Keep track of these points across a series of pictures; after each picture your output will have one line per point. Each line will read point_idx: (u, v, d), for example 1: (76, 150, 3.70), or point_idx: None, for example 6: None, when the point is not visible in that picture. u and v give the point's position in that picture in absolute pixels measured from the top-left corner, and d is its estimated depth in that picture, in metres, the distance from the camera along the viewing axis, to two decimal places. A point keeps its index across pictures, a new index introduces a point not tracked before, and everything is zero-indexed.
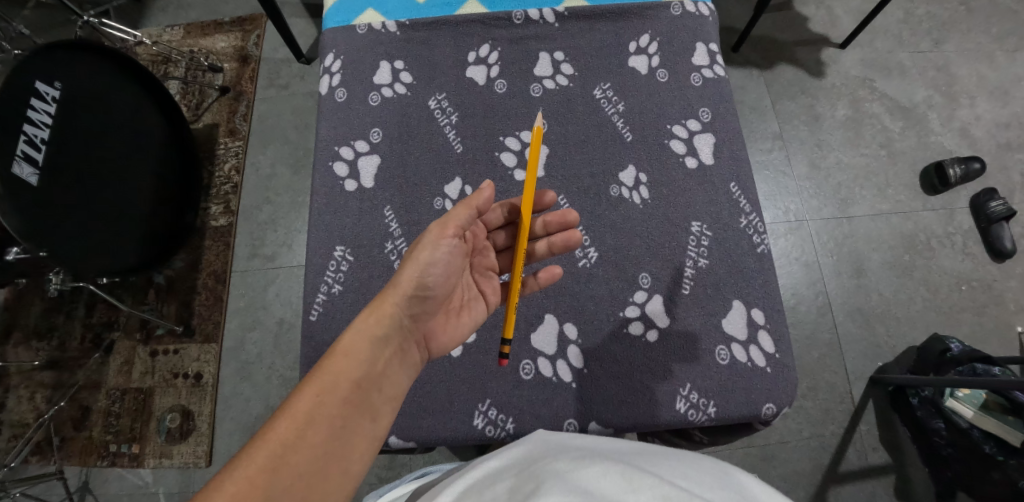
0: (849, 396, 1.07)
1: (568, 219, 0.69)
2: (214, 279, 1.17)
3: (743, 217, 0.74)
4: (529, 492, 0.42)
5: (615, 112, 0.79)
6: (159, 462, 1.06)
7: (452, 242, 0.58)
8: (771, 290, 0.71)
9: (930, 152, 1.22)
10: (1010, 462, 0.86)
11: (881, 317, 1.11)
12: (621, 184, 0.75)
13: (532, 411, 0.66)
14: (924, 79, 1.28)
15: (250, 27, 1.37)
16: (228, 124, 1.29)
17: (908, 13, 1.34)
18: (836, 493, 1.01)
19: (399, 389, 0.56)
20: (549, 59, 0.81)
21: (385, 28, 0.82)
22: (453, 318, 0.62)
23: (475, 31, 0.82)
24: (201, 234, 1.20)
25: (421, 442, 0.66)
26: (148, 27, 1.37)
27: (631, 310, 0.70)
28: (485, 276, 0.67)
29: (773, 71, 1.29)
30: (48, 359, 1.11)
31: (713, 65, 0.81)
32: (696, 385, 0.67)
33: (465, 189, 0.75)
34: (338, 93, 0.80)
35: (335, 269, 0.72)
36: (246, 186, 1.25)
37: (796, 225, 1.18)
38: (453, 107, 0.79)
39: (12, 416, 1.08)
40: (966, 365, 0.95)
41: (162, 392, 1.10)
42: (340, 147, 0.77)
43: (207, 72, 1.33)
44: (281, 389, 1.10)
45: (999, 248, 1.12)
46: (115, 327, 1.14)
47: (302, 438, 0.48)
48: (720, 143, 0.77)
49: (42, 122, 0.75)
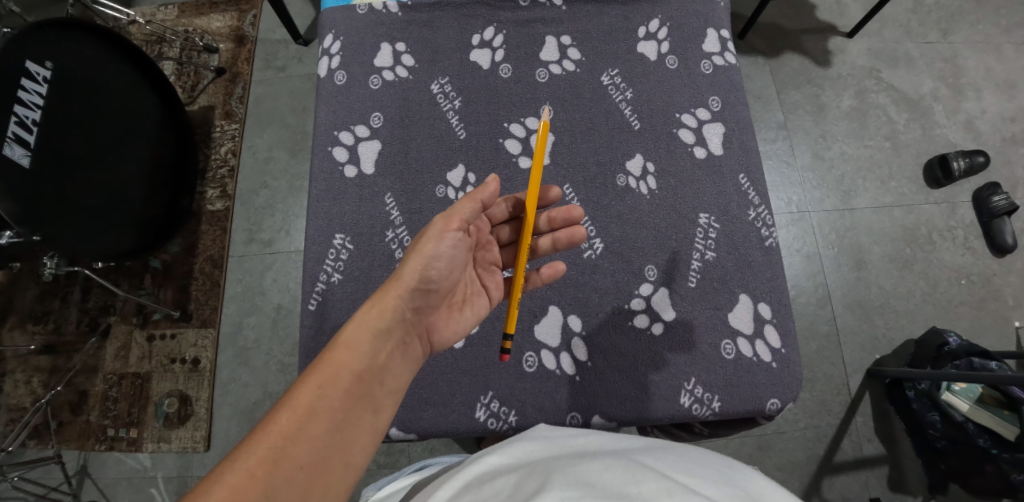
0: (845, 388, 1.07)
1: (574, 214, 0.67)
2: (211, 265, 1.16)
3: (751, 210, 0.73)
4: (533, 489, 0.41)
5: (623, 99, 0.77)
6: (158, 446, 1.06)
7: (457, 235, 0.57)
8: (778, 284, 0.71)
9: (935, 145, 1.21)
10: (1004, 455, 0.87)
11: (881, 310, 1.11)
12: (629, 174, 0.74)
13: (535, 403, 0.66)
14: (931, 70, 1.26)
15: (246, 7, 1.34)
16: (224, 106, 1.26)
17: (918, 3, 1.31)
18: (830, 483, 1.02)
19: (400, 382, 0.55)
20: (555, 44, 0.79)
21: (386, 9, 0.80)
22: (455, 312, 0.62)
23: (480, 13, 0.80)
24: (197, 217, 1.19)
25: (421, 434, 0.65)
26: (141, 6, 1.34)
27: (637, 302, 0.69)
28: (487, 271, 0.66)
29: (778, 60, 1.27)
30: (44, 344, 1.10)
31: (724, 52, 0.79)
32: (700, 379, 0.66)
33: (468, 178, 0.74)
34: (338, 76, 0.78)
35: (335, 257, 0.70)
36: (242, 170, 1.23)
37: (798, 215, 1.18)
38: (456, 92, 0.77)
39: (8, 400, 1.08)
40: (963, 359, 0.95)
41: (159, 377, 1.10)
42: (340, 132, 0.75)
43: (202, 53, 1.30)
44: (280, 375, 1.10)
45: (1000, 243, 1.12)
46: (111, 312, 1.12)
47: (303, 429, 0.48)
48: (729, 134, 0.76)
49: (34, 103, 0.74)
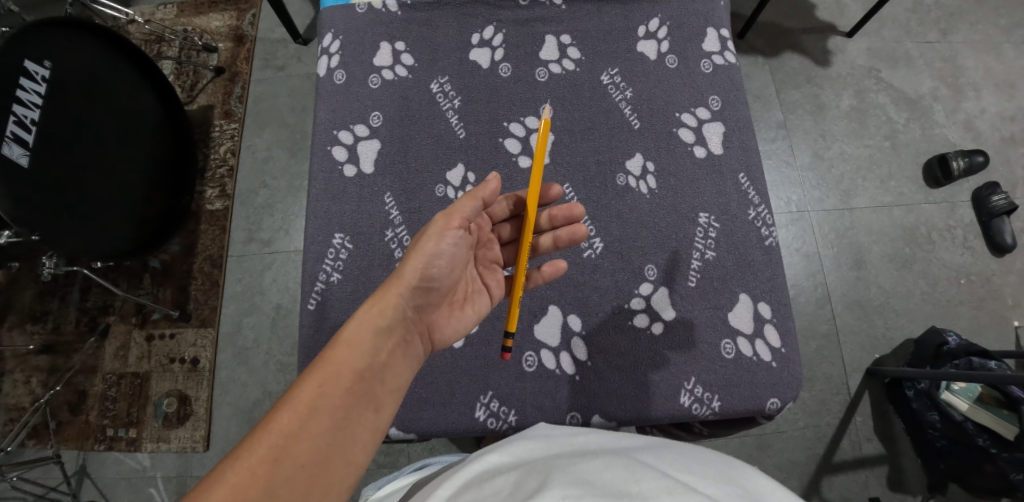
0: (845, 387, 1.07)
1: (574, 212, 0.67)
2: (210, 264, 1.16)
3: (751, 209, 0.73)
4: (532, 488, 0.41)
5: (622, 98, 0.77)
6: (157, 446, 1.06)
7: (458, 234, 0.57)
8: (778, 284, 0.71)
9: (934, 145, 1.21)
10: (1002, 454, 0.87)
11: (880, 310, 1.11)
12: (628, 173, 0.74)
13: (535, 403, 0.66)
14: (930, 70, 1.27)
15: (246, 6, 1.33)
16: (223, 105, 1.26)
17: (917, 3, 1.31)
18: (829, 483, 1.02)
19: (401, 381, 0.55)
20: (555, 43, 0.79)
21: (386, 8, 0.80)
22: (456, 311, 0.61)
23: (479, 12, 0.80)
24: (196, 217, 1.18)
25: (421, 434, 0.65)
26: (141, 5, 1.33)
27: (636, 302, 0.69)
28: (488, 269, 0.66)
29: (778, 59, 1.27)
30: (43, 343, 1.10)
31: (724, 51, 0.79)
32: (700, 379, 0.66)
33: (467, 177, 0.74)
34: (337, 75, 0.78)
35: (334, 257, 0.70)
36: (241, 169, 1.23)
37: (798, 215, 1.18)
38: (455, 91, 0.77)
39: (8, 400, 1.08)
40: (962, 358, 0.95)
41: (159, 377, 1.10)
42: (339, 131, 0.75)
43: (201, 52, 1.29)
44: (279, 375, 1.10)
45: (1000, 242, 1.12)
46: (110, 311, 1.12)
47: (303, 428, 0.48)
48: (729, 133, 0.76)
49: (32, 103, 0.73)
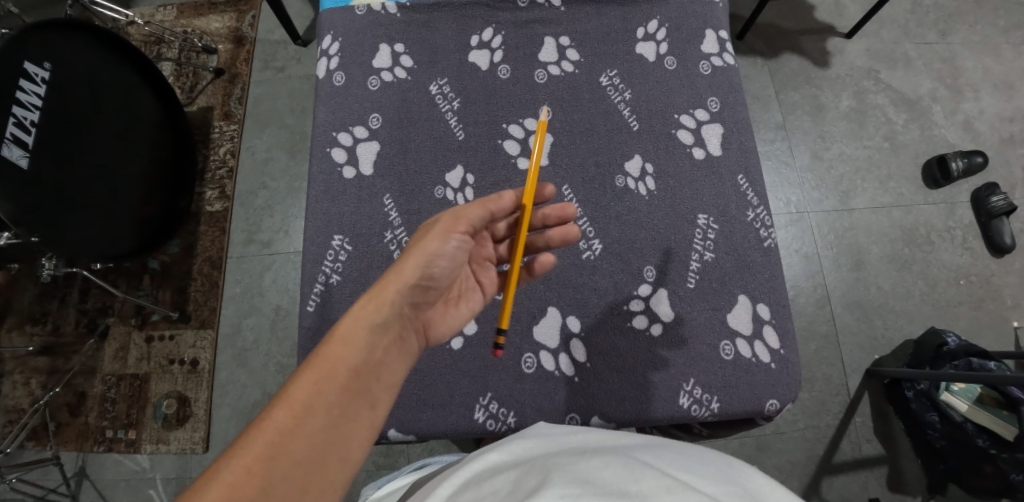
0: (844, 388, 1.07)
1: (567, 212, 0.67)
2: (209, 265, 1.16)
3: (750, 211, 0.73)
4: (532, 486, 0.41)
5: (621, 100, 0.77)
6: (157, 447, 1.06)
7: (462, 238, 0.58)
8: (777, 285, 0.71)
9: (933, 146, 1.21)
10: (1002, 455, 0.86)
11: (880, 310, 1.11)
12: (627, 175, 0.74)
13: (534, 404, 0.66)
14: (929, 71, 1.27)
15: (245, 8, 1.34)
16: (222, 107, 1.26)
17: (916, 4, 1.32)
18: (829, 484, 1.02)
19: (396, 377, 0.55)
20: (554, 45, 0.79)
21: (385, 9, 0.80)
22: (452, 308, 0.63)
23: (478, 14, 0.80)
24: (196, 218, 1.18)
25: (419, 435, 0.65)
26: (141, 7, 1.34)
27: (636, 303, 0.69)
28: (482, 266, 0.67)
29: (777, 60, 1.27)
30: (42, 345, 1.10)
31: (723, 52, 0.79)
32: (699, 380, 0.66)
33: (466, 178, 0.74)
34: (337, 77, 0.78)
35: (333, 258, 0.70)
36: (241, 170, 1.23)
37: (797, 216, 1.18)
38: (454, 93, 0.77)
39: (7, 402, 1.07)
40: (961, 359, 0.95)
41: (158, 378, 1.10)
42: (339, 133, 0.75)
43: (201, 54, 1.30)
44: (278, 376, 1.10)
45: (999, 242, 1.12)
46: (110, 313, 1.12)
47: (300, 425, 0.47)
48: (728, 134, 0.76)
49: (31, 104, 0.73)
